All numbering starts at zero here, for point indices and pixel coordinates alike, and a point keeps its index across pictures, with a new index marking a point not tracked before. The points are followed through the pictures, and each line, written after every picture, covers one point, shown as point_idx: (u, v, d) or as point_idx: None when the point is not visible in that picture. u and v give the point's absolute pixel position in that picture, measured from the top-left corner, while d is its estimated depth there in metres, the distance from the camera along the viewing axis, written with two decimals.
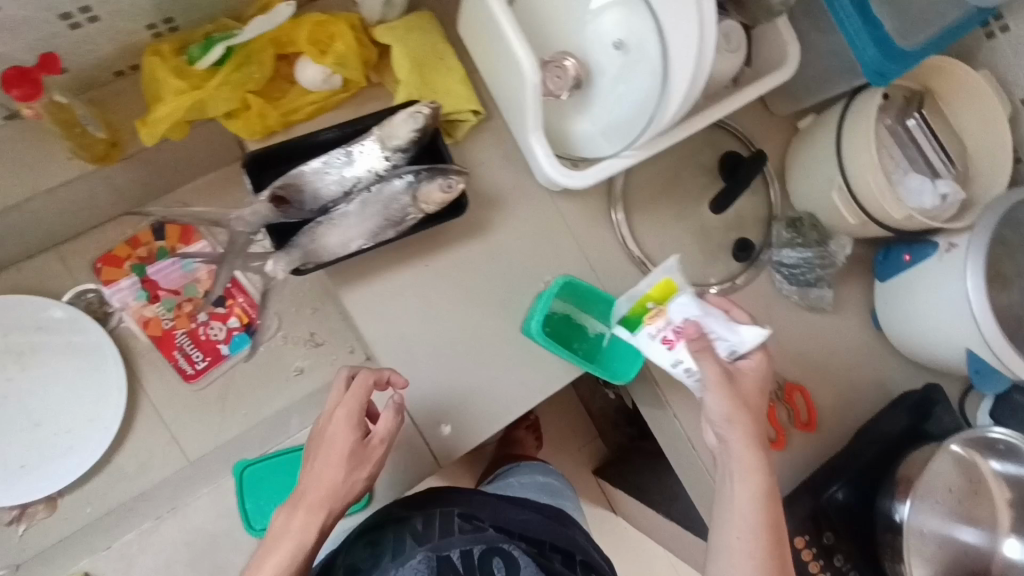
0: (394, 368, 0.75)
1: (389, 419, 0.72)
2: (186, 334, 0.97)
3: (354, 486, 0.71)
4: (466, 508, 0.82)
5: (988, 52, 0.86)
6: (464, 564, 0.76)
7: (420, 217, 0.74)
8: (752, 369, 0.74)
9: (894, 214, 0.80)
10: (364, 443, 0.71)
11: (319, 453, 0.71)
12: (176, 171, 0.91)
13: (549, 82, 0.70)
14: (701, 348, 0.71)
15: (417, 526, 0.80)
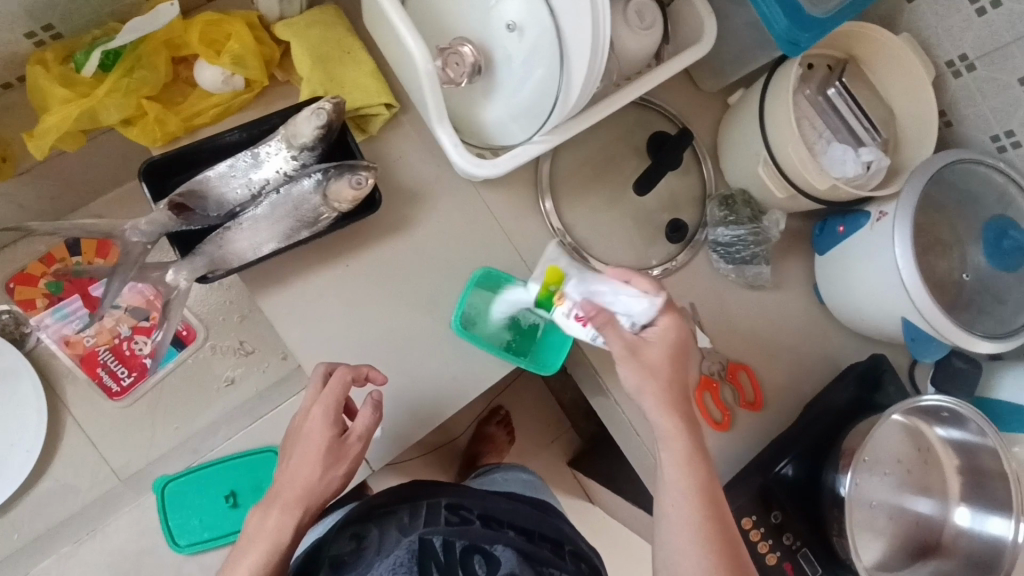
0: (373, 363, 0.74)
1: (367, 414, 0.70)
2: (109, 350, 1.01)
3: (329, 486, 0.69)
4: (453, 500, 0.80)
5: (910, 16, 0.85)
6: (446, 554, 0.72)
7: (334, 216, 0.73)
8: (657, 339, 0.73)
9: (818, 185, 0.78)
10: (342, 440, 0.70)
11: (294, 453, 0.69)
12: (88, 178, 0.91)
13: (447, 69, 0.69)
14: (603, 323, 0.72)
15: (403, 519, 0.76)
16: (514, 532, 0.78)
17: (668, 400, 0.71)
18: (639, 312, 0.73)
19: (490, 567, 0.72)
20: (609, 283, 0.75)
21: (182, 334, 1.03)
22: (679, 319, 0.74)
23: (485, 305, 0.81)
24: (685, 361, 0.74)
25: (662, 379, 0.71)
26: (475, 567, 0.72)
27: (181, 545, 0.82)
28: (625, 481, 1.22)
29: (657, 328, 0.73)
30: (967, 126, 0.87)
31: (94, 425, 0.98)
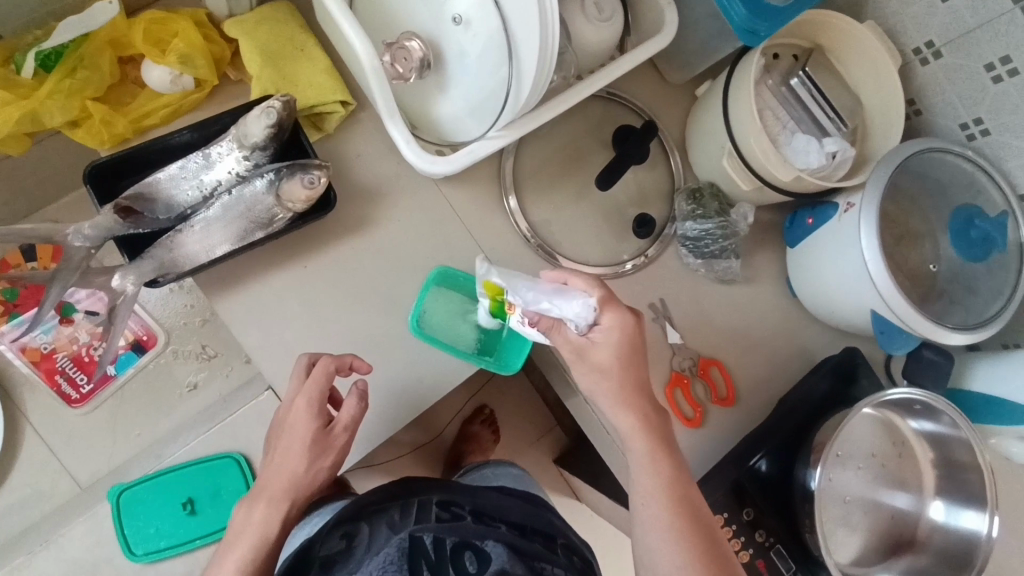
0: (357, 351, 0.72)
1: (351, 405, 0.70)
2: (68, 356, 1.00)
3: (317, 476, 0.70)
4: (444, 497, 0.75)
5: (876, 3, 0.84)
6: (437, 552, 0.66)
7: (288, 217, 0.72)
8: (603, 342, 0.70)
9: (781, 176, 0.78)
10: (327, 431, 0.69)
11: (281, 443, 0.70)
12: (42, 180, 0.90)
13: (395, 64, 0.68)
14: (549, 328, 0.71)
15: (393, 515, 0.71)
16: (506, 527, 0.73)
17: (628, 396, 0.70)
18: (578, 317, 0.69)
19: (483, 563, 0.66)
20: (547, 289, 0.71)
21: (141, 339, 1.02)
22: (623, 311, 0.70)
23: (444, 304, 0.79)
24: (643, 355, 0.72)
25: (622, 373, 0.71)
26: (467, 563, 0.66)
27: (136, 554, 0.82)
28: (606, 479, 1.21)
29: (602, 330, 0.70)
30: (935, 114, 0.86)
31: (55, 433, 0.98)
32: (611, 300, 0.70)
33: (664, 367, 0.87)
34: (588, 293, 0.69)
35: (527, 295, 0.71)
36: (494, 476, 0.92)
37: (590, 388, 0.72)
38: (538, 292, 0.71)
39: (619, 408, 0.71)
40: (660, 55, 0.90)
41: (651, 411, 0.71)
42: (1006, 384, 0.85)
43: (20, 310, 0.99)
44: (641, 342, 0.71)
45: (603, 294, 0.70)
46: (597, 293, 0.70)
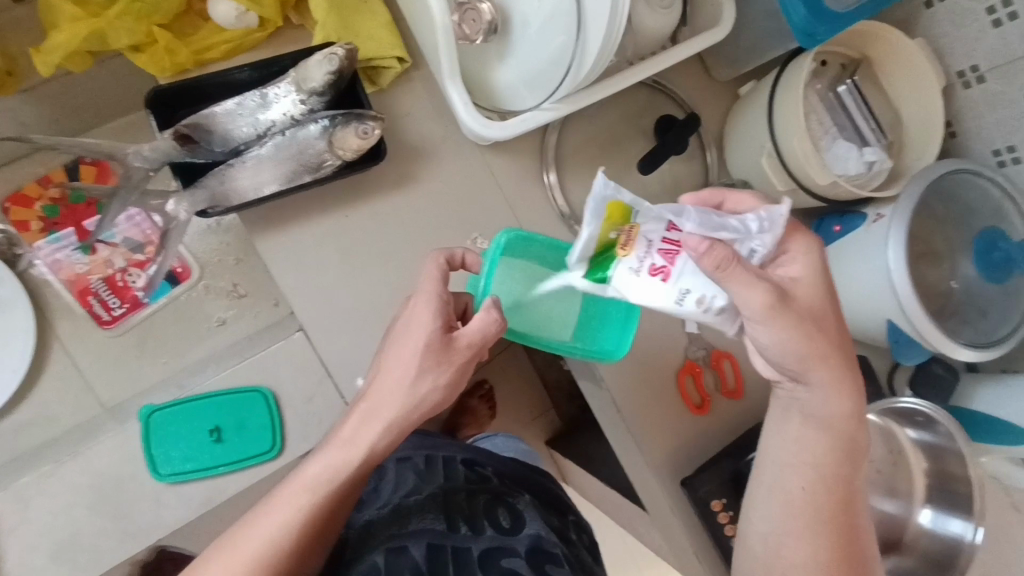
0: (466, 248, 0.70)
1: (485, 318, 0.61)
2: (102, 279, 1.01)
3: (421, 404, 0.60)
4: (468, 456, 0.77)
5: (927, 22, 0.86)
6: (471, 507, 0.68)
7: (337, 163, 0.73)
8: (803, 276, 0.58)
9: (819, 180, 0.79)
10: (448, 341, 0.60)
11: (393, 353, 0.61)
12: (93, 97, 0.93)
13: (464, 25, 0.73)
14: (728, 264, 0.51)
15: (418, 464, 0.74)
16: (529, 496, 0.76)
17: (844, 377, 0.59)
18: (767, 226, 0.55)
19: (517, 522, 0.68)
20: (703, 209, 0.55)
21: (177, 271, 1.03)
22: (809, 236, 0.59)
23: (512, 279, 0.72)
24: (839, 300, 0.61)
25: (832, 321, 0.59)
26: (502, 519, 0.68)
27: (161, 474, 0.83)
28: (598, 461, 1.25)
29: (794, 259, 0.59)
30: (970, 138, 0.89)
31: (82, 352, 1.00)
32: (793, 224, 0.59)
33: (677, 354, 0.90)
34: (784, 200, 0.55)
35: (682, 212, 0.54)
36: (504, 447, 0.94)
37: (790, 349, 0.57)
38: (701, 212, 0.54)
39: (832, 389, 0.60)
40: (709, 50, 0.91)
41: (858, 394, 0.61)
42: (1005, 407, 0.87)
43: (60, 225, 1.00)
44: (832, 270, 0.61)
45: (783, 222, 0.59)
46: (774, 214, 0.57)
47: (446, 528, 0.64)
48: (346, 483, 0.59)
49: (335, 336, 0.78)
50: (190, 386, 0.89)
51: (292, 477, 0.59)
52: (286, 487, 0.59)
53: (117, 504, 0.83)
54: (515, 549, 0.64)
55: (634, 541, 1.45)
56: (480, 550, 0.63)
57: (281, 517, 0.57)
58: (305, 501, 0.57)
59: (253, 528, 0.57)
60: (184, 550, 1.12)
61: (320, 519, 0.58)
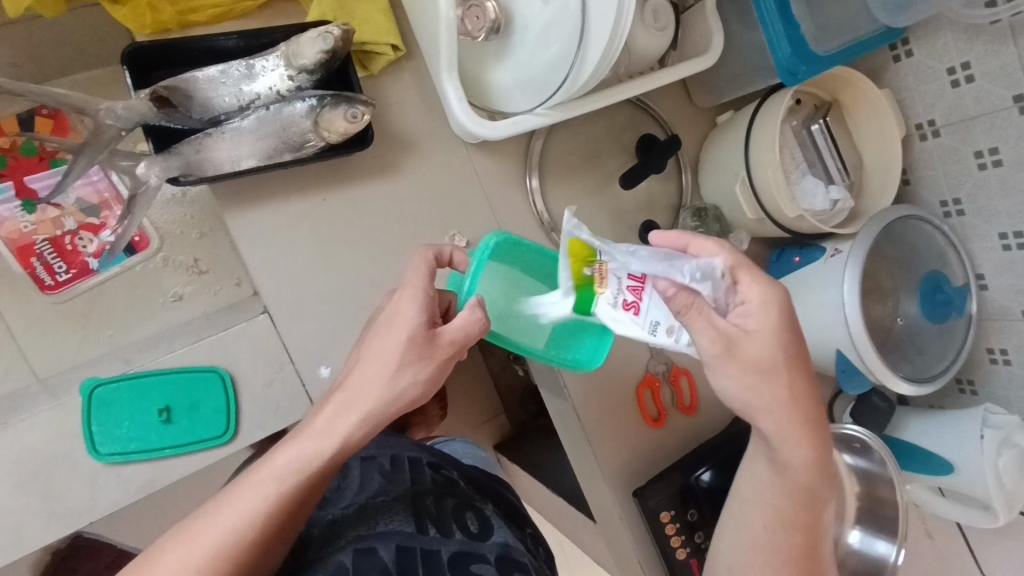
0: (455, 246, 0.70)
1: (469, 317, 0.61)
2: (48, 240, 0.96)
3: (399, 399, 0.59)
4: (433, 459, 0.77)
5: (893, 75, 0.92)
6: (439, 511, 0.67)
7: (321, 145, 0.71)
8: (762, 331, 0.58)
9: (787, 212, 0.83)
10: (430, 337, 0.60)
11: (374, 345, 0.60)
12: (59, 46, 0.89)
13: (467, 21, 0.73)
14: (687, 308, 0.56)
15: (384, 465, 0.72)
16: (493, 505, 0.76)
17: (808, 415, 0.61)
18: (703, 278, 0.57)
19: (484, 529, 0.68)
20: (655, 254, 0.57)
21: (134, 241, 0.97)
22: (769, 282, 0.58)
23: (499, 279, 0.75)
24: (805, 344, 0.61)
25: (795, 369, 0.60)
26: (470, 524, 0.68)
27: (101, 453, 0.77)
28: (547, 468, 1.25)
29: (752, 310, 0.58)
30: (921, 187, 0.95)
31: (21, 318, 0.95)
32: (746, 265, 0.58)
33: (639, 368, 0.92)
34: (718, 255, 0.57)
35: (632, 256, 0.57)
36: (464, 454, 0.93)
37: (751, 392, 0.59)
38: (651, 254, 0.57)
39: (797, 434, 0.61)
40: (693, 76, 0.94)
41: (822, 435, 0.63)
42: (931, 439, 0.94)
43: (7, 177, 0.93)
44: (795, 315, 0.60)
45: (737, 260, 0.58)
46: (728, 256, 0.58)
47: (415, 530, 0.63)
48: (316, 476, 0.56)
49: (303, 322, 0.76)
50: (136, 361, 0.85)
51: (257, 465, 0.57)
52: (248, 479, 0.55)
53: (46, 484, 0.77)
54: (483, 555, 0.64)
55: (574, 549, 1.47)
56: (450, 553, 0.62)
57: (248, 508, 0.53)
58: (274, 490, 0.54)
59: (213, 521, 0.52)
60: (106, 538, 1.05)
61: (288, 509, 0.54)
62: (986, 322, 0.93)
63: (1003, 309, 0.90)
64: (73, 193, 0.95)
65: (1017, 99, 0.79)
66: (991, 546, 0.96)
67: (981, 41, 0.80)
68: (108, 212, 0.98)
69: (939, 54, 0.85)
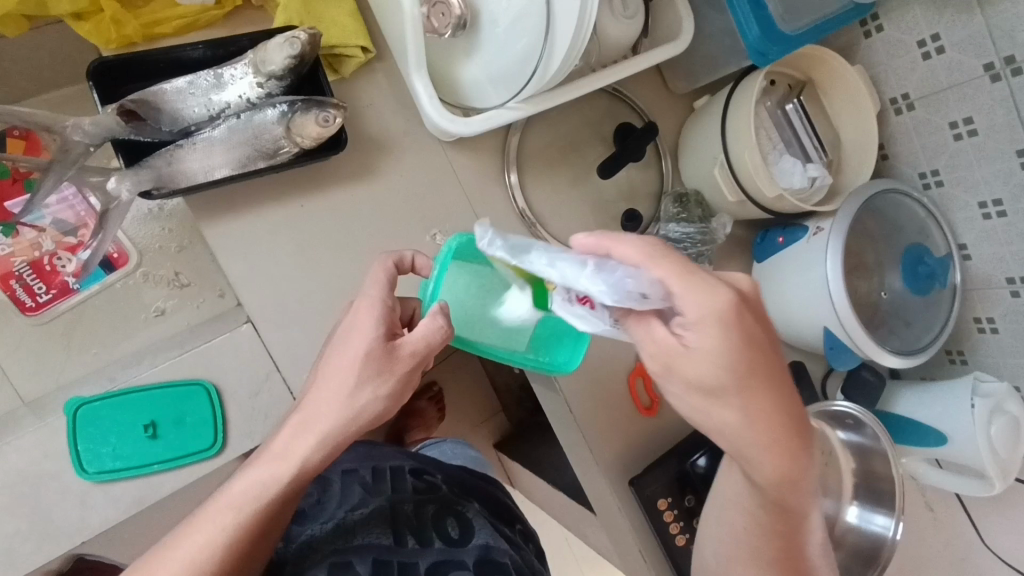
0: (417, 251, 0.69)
1: (430, 325, 0.58)
2: (27, 262, 0.95)
3: (358, 417, 0.58)
4: (416, 465, 0.78)
5: (865, 50, 0.92)
6: (419, 520, 0.68)
7: (294, 151, 0.71)
8: (703, 350, 0.53)
9: (767, 192, 0.83)
10: (390, 351, 0.57)
11: (335, 357, 0.58)
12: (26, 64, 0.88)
13: (433, 18, 0.73)
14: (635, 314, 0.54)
15: (365, 476, 0.73)
16: (478, 504, 0.76)
17: (781, 439, 0.58)
18: (621, 296, 0.50)
19: (466, 532, 0.69)
20: (578, 259, 0.50)
21: (113, 257, 0.97)
22: (710, 292, 0.52)
23: (466, 285, 0.67)
24: (772, 351, 0.56)
25: (755, 386, 0.55)
26: (450, 528, 0.69)
27: (88, 472, 0.77)
28: (546, 463, 1.25)
29: (690, 324, 0.53)
30: (900, 161, 0.95)
31: (3, 341, 0.94)
32: (682, 269, 0.51)
33: (629, 357, 0.92)
34: (639, 266, 0.50)
35: (551, 269, 0.49)
36: (453, 456, 0.93)
37: (709, 411, 0.57)
38: (571, 267, 0.49)
39: (766, 457, 0.58)
40: (667, 63, 0.94)
41: (800, 454, 0.59)
42: (923, 412, 0.94)
43: None
44: (754, 321, 0.54)
45: (667, 266, 0.51)
46: (651, 263, 0.51)
47: (393, 542, 0.65)
48: (274, 500, 0.56)
49: (288, 330, 0.76)
50: (120, 377, 0.84)
51: (216, 494, 0.58)
52: (211, 508, 0.56)
53: (35, 506, 0.76)
54: (463, 561, 0.65)
55: (579, 544, 1.47)
56: (428, 564, 0.64)
57: (215, 536, 0.54)
58: (230, 519, 0.55)
59: (172, 556, 0.53)
60: (107, 559, 1.06)
61: (249, 537, 0.55)
62: (971, 292, 0.93)
63: (988, 278, 0.90)
64: (47, 212, 0.95)
65: (988, 68, 0.79)
66: (989, 515, 0.97)
67: (948, 12, 0.80)
68: (85, 231, 0.97)
69: (909, 28, 0.85)
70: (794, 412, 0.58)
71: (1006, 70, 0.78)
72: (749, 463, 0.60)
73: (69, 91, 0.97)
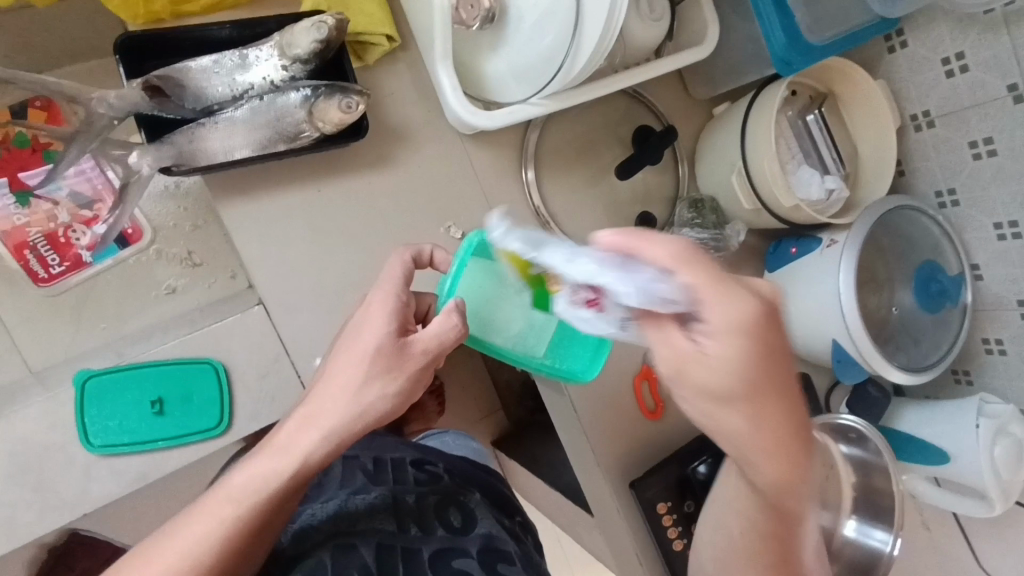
0: (436, 246, 0.69)
1: (444, 323, 0.58)
2: (42, 233, 0.95)
3: (365, 415, 0.57)
4: (417, 456, 0.78)
5: (888, 65, 0.92)
6: (421, 508, 0.69)
7: (315, 135, 0.71)
8: (720, 358, 0.49)
9: (783, 202, 0.83)
10: (401, 348, 0.57)
11: (347, 348, 0.58)
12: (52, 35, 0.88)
13: (461, 10, 0.73)
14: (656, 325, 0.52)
15: (367, 465, 0.74)
16: (479, 495, 0.76)
17: (789, 448, 0.54)
18: (647, 298, 0.48)
19: (468, 521, 0.69)
20: (603, 258, 0.48)
21: (127, 233, 0.97)
22: (737, 300, 0.48)
23: (483, 282, 0.66)
24: (787, 362, 0.52)
25: (764, 395, 0.51)
26: (453, 519, 0.69)
27: (94, 445, 0.77)
28: (544, 462, 1.25)
29: (709, 333, 0.49)
30: (917, 178, 0.95)
31: (13, 310, 0.94)
32: (714, 277, 0.47)
33: (636, 360, 0.92)
34: (671, 269, 0.47)
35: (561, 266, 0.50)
36: (455, 447, 0.93)
37: (714, 415, 0.53)
38: (584, 265, 0.48)
39: (764, 462, 0.54)
40: (689, 68, 0.94)
41: (803, 461, 0.55)
42: (927, 430, 0.94)
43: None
44: (776, 332, 0.50)
45: (698, 271, 0.47)
46: (682, 264, 0.47)
47: (396, 528, 0.65)
48: (274, 495, 0.54)
49: (298, 314, 0.76)
50: (128, 353, 0.84)
51: (216, 485, 0.55)
52: (208, 500, 0.54)
53: (39, 476, 0.76)
54: (466, 549, 0.65)
55: (571, 544, 1.47)
56: (431, 550, 0.64)
57: (214, 527, 0.52)
58: (229, 512, 0.53)
59: (167, 549, 0.51)
60: (102, 534, 1.06)
61: (248, 532, 0.53)
62: (981, 312, 0.93)
63: (998, 299, 0.90)
64: (64, 184, 0.94)
65: (1012, 88, 0.79)
66: (986, 536, 0.97)
67: (974, 31, 0.80)
68: (102, 205, 0.98)
69: (934, 45, 0.85)
70: (802, 416, 0.54)
71: None
72: (751, 466, 0.56)
73: (96, 65, 0.97)
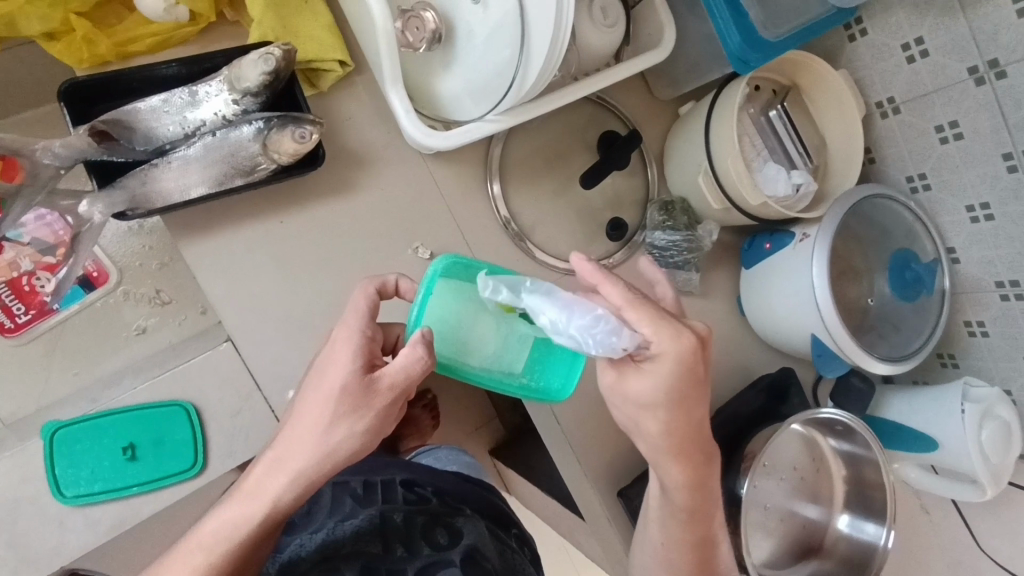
0: (401, 275, 0.67)
1: (410, 355, 0.56)
2: (5, 283, 0.93)
3: (334, 455, 0.57)
4: (408, 476, 0.76)
5: (850, 53, 0.92)
6: (407, 529, 0.68)
7: (271, 167, 0.70)
8: (652, 379, 0.57)
9: (750, 201, 0.82)
10: (368, 384, 0.57)
11: (313, 386, 0.58)
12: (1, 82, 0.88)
13: (407, 32, 0.73)
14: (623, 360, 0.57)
15: (356, 488, 0.74)
16: (471, 510, 0.76)
17: (690, 452, 0.62)
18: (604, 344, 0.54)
19: (455, 537, 0.68)
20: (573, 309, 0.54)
21: (92, 275, 0.97)
22: (680, 329, 0.55)
23: (449, 307, 0.64)
24: (709, 388, 0.60)
25: (680, 412, 0.59)
26: (439, 536, 0.68)
27: (65, 496, 0.76)
28: (539, 472, 1.25)
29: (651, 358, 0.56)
30: (887, 165, 0.95)
31: None
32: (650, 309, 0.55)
33: None
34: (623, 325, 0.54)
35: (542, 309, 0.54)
36: (448, 462, 0.91)
37: (637, 418, 0.61)
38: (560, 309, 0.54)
39: (668, 459, 0.62)
40: (651, 69, 0.93)
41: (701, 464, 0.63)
42: (914, 418, 0.93)
43: None
44: (702, 364, 0.57)
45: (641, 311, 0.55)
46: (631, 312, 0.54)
47: (382, 550, 0.65)
48: (245, 542, 0.55)
49: (268, 348, 0.75)
50: (99, 399, 0.83)
51: (191, 531, 0.57)
52: (183, 548, 0.56)
53: (13, 531, 0.76)
54: (451, 560, 0.65)
55: (575, 551, 1.47)
56: (416, 569, 0.64)
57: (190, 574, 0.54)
58: (201, 560, 0.55)
59: None
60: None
61: None
62: (961, 295, 0.92)
63: (977, 282, 0.90)
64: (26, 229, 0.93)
65: (972, 71, 0.78)
66: (983, 519, 0.96)
67: (931, 15, 0.80)
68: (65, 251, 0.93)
69: (893, 31, 0.85)
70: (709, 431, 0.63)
71: (990, 74, 0.77)
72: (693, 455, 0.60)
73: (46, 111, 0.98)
